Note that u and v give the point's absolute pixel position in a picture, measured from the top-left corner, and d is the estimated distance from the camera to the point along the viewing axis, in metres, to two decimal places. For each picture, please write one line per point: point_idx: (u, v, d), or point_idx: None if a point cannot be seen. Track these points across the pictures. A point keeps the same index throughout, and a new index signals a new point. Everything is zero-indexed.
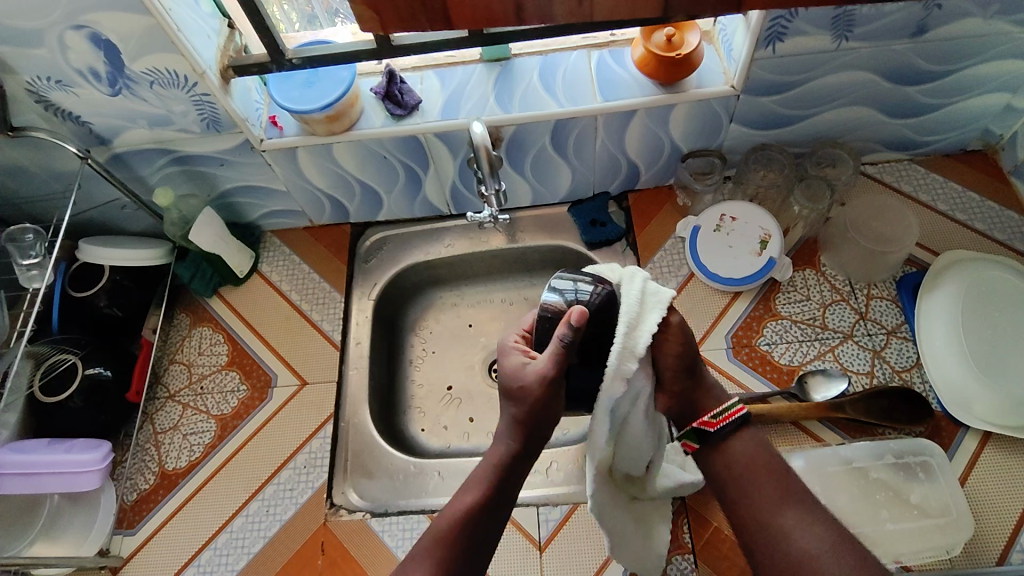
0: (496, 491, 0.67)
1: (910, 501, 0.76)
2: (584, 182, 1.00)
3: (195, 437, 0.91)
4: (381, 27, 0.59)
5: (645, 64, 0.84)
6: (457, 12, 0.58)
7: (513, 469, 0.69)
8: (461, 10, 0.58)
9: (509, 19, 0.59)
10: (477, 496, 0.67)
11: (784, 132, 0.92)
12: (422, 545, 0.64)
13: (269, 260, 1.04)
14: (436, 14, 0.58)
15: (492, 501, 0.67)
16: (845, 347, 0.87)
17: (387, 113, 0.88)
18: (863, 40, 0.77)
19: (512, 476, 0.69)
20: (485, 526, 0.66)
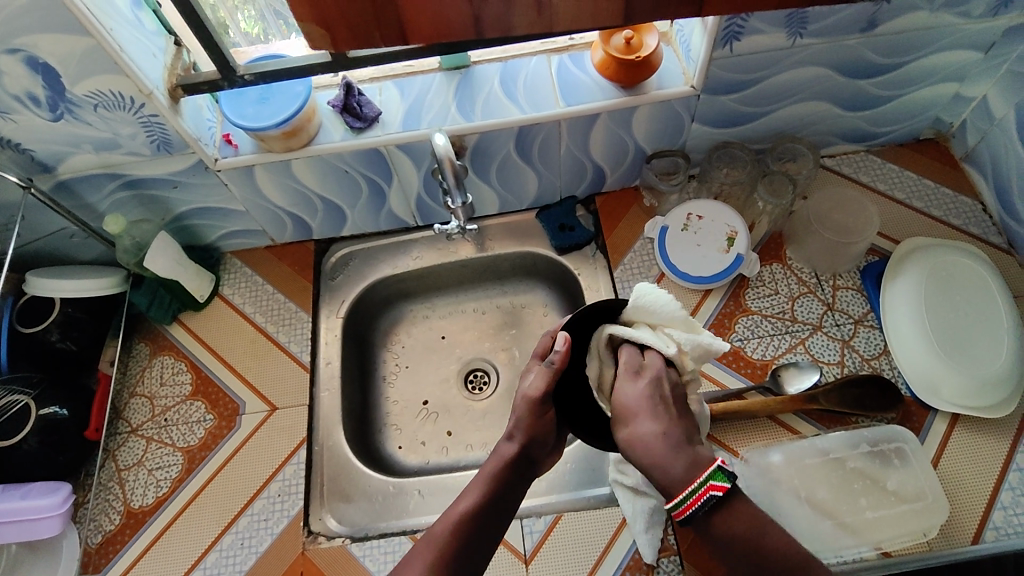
0: (499, 492, 0.66)
1: (887, 488, 0.77)
2: (550, 187, 0.99)
3: (161, 472, 0.87)
4: (332, 43, 0.56)
5: (605, 67, 0.84)
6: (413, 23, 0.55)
7: (516, 475, 0.67)
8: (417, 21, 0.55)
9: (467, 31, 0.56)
10: (481, 503, 0.64)
11: (744, 129, 0.93)
12: (420, 554, 0.60)
13: (230, 282, 1.01)
14: (389, 28, 0.55)
15: (495, 508, 0.65)
16: (815, 339, 0.88)
17: (346, 126, 0.86)
18: (818, 36, 0.78)
19: (512, 486, 0.67)
20: (483, 535, 0.63)
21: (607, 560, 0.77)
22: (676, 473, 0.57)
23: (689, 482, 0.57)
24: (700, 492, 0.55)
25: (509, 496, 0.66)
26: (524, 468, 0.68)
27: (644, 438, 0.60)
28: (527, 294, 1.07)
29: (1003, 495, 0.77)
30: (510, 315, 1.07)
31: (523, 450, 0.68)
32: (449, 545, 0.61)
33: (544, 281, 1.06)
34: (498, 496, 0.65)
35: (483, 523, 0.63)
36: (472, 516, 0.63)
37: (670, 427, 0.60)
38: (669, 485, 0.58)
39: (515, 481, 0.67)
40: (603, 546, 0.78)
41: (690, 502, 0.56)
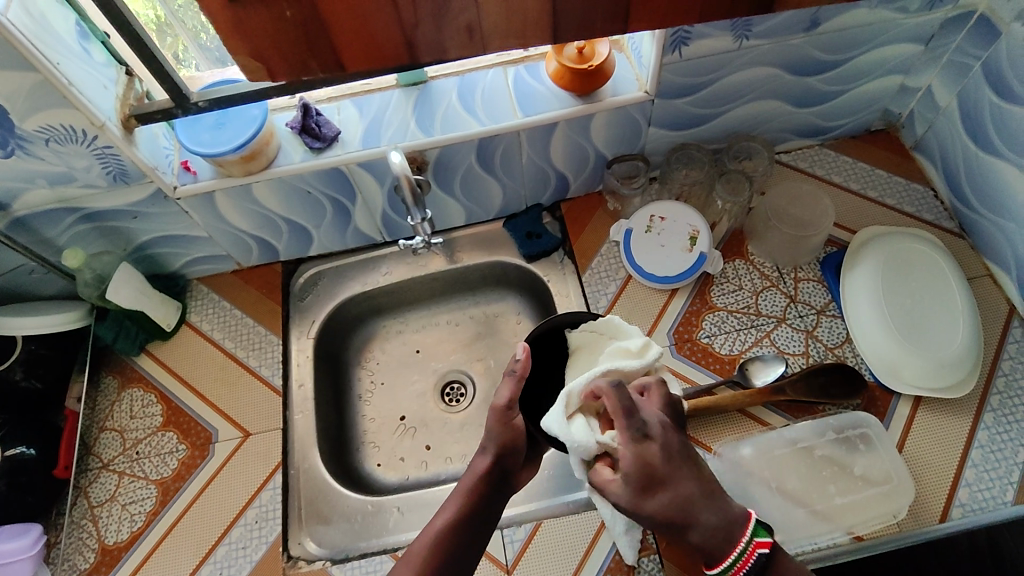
0: (476, 507, 0.67)
1: (855, 474, 0.80)
2: (515, 196, 1.00)
3: (135, 506, 0.86)
4: (270, 77, 0.55)
5: (560, 77, 0.85)
6: (348, 54, 0.54)
7: (492, 488, 0.69)
8: (353, 52, 0.54)
9: (402, 58, 0.55)
10: (459, 518, 0.66)
11: (700, 131, 0.95)
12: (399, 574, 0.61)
13: (198, 309, 1.00)
14: (327, 60, 0.54)
15: (475, 521, 0.66)
16: (780, 331, 0.90)
17: (305, 147, 0.85)
18: (763, 37, 0.80)
19: (489, 502, 0.68)
20: (464, 547, 0.64)
21: (589, 563, 0.78)
22: (724, 525, 0.60)
23: (735, 543, 0.60)
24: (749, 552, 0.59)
25: (486, 508, 0.68)
26: (499, 481, 0.70)
27: (679, 494, 0.61)
28: (499, 303, 1.08)
29: (966, 473, 0.80)
30: (483, 325, 1.07)
31: (497, 462, 0.70)
32: (428, 565, 0.62)
33: (514, 289, 1.07)
34: (477, 509, 0.67)
35: (462, 536, 0.65)
36: (451, 531, 0.65)
37: (698, 486, 0.61)
38: (708, 544, 0.60)
39: (492, 496, 0.69)
40: (584, 550, 0.79)
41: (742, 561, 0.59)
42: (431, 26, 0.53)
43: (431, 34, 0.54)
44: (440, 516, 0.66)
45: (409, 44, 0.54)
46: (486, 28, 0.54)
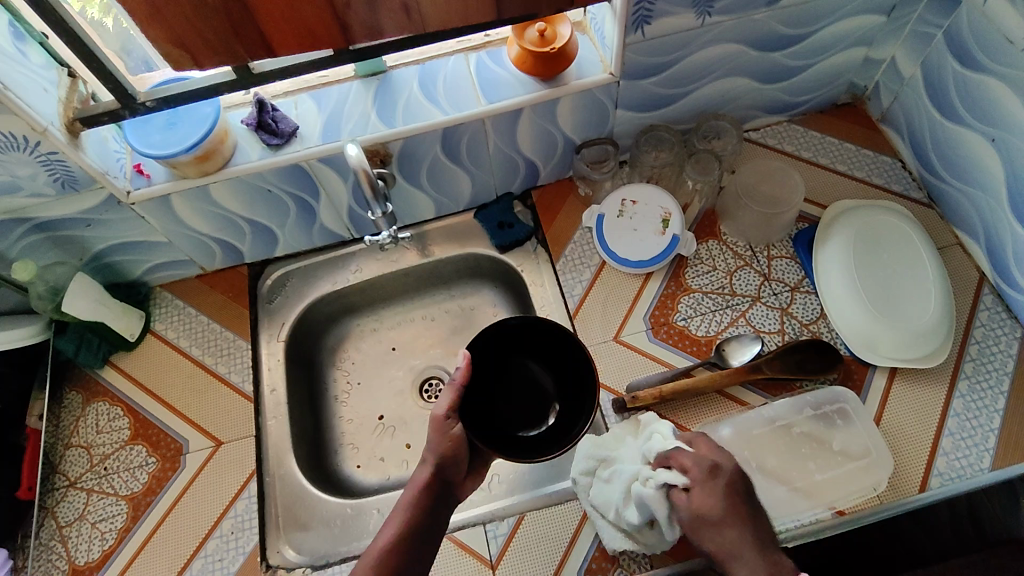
0: (416, 526, 0.64)
1: (833, 449, 0.80)
2: (484, 186, 0.98)
3: (105, 524, 0.83)
4: (197, 62, 0.58)
5: (522, 62, 0.82)
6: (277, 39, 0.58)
7: (433, 503, 0.65)
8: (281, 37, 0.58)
9: (335, 40, 0.59)
10: (399, 537, 0.63)
11: (668, 111, 0.94)
12: None
13: (162, 317, 0.97)
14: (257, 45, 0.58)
15: (416, 540, 0.63)
16: (755, 310, 0.89)
17: (263, 144, 0.82)
18: (725, 13, 0.79)
19: (430, 518, 0.65)
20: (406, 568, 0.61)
21: (573, 554, 0.77)
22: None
23: None
24: None
25: (429, 521, 0.65)
26: (440, 495, 0.66)
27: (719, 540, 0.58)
28: (474, 295, 1.06)
29: (943, 442, 0.80)
30: (459, 318, 1.06)
31: (438, 474, 0.66)
32: None
33: (489, 281, 1.05)
34: (421, 524, 0.64)
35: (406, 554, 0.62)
36: (394, 551, 0.62)
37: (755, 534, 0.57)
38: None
39: (434, 511, 0.65)
40: (568, 540, 0.78)
41: None
42: (361, 8, 0.56)
43: (364, 15, 0.57)
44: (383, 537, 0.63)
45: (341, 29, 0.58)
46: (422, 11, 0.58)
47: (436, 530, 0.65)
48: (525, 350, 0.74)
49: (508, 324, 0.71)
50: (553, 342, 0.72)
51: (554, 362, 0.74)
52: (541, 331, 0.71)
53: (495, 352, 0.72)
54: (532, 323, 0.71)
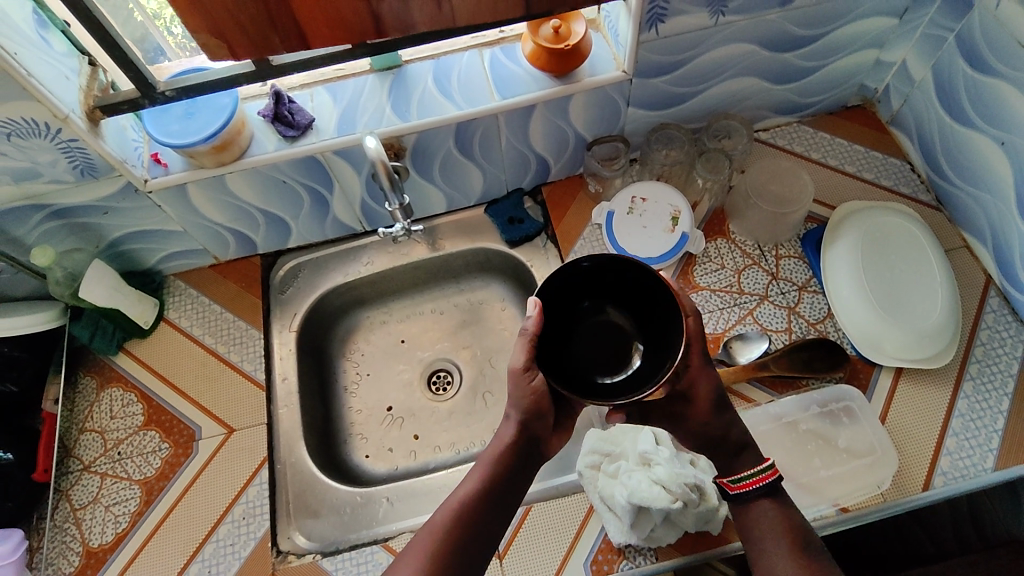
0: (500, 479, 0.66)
1: (839, 446, 0.81)
2: (495, 182, 0.99)
3: (119, 507, 0.84)
4: (231, 53, 0.59)
5: (537, 58, 0.83)
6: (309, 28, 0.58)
7: (518, 458, 0.67)
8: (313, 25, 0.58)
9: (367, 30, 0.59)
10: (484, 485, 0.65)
11: (679, 110, 0.95)
12: (421, 544, 0.61)
13: (175, 305, 0.98)
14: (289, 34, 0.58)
15: (499, 491, 0.65)
16: (762, 308, 0.90)
17: (279, 136, 0.83)
18: (739, 13, 0.80)
19: (514, 471, 0.67)
20: (487, 516, 0.64)
21: (580, 545, 0.78)
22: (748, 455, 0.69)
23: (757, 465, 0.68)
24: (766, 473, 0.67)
25: (512, 474, 0.67)
26: (525, 453, 0.67)
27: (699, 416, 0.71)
28: (483, 290, 1.07)
29: (946, 441, 0.81)
30: (468, 313, 1.07)
31: (524, 428, 0.67)
32: (450, 532, 0.62)
33: (498, 275, 1.06)
34: (505, 476, 0.66)
35: (487, 505, 0.64)
36: (477, 500, 0.64)
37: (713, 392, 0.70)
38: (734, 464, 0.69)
39: (517, 467, 0.67)
40: (574, 532, 0.79)
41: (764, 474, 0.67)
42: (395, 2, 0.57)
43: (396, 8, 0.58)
44: (467, 483, 0.66)
45: (375, 18, 0.58)
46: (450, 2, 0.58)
47: (517, 484, 0.67)
48: (597, 292, 0.69)
49: (577, 266, 0.66)
50: (624, 281, 0.66)
51: (629, 300, 0.68)
52: (610, 273, 0.66)
53: (565, 299, 0.68)
54: (598, 263, 0.65)
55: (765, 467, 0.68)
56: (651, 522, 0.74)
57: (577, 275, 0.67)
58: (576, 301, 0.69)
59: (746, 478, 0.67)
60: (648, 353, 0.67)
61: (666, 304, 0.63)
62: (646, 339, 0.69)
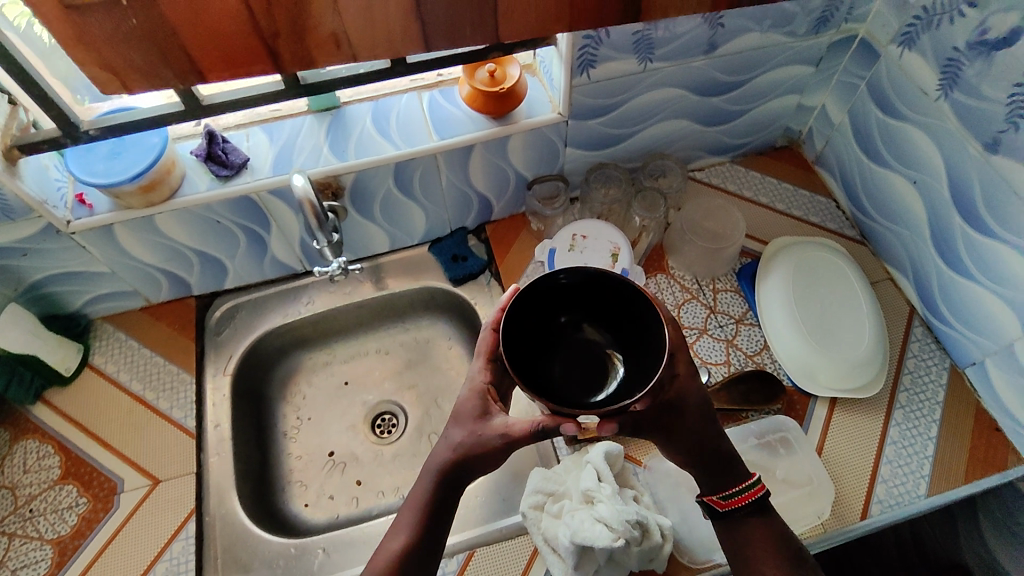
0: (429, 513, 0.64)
1: (778, 477, 0.81)
2: (438, 220, 0.99)
3: (28, 570, 0.78)
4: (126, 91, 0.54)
5: (474, 100, 0.85)
6: (208, 64, 0.53)
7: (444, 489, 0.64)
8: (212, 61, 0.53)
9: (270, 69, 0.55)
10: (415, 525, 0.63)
11: (616, 150, 0.98)
12: None
13: (101, 350, 0.93)
14: (183, 66, 0.52)
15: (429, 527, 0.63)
16: (702, 341, 0.92)
17: (212, 175, 0.82)
18: (666, 60, 0.83)
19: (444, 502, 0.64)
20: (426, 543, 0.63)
21: None
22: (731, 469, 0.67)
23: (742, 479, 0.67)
24: (755, 487, 0.66)
25: (452, 493, 0.65)
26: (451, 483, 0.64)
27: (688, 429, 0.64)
28: (429, 328, 1.06)
29: (883, 469, 0.83)
30: (413, 353, 1.05)
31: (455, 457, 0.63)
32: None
33: (444, 313, 1.05)
34: (442, 499, 0.64)
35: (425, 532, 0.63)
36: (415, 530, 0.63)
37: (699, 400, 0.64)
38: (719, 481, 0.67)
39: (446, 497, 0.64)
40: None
41: (752, 489, 0.66)
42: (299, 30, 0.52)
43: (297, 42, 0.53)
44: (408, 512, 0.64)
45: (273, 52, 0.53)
46: (352, 37, 0.54)
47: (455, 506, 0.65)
48: (575, 305, 0.57)
49: (553, 282, 0.55)
50: (605, 296, 0.55)
51: (610, 315, 0.56)
52: (587, 283, 0.55)
53: (538, 310, 0.55)
54: (576, 273, 0.54)
55: (755, 480, 0.66)
56: (595, 563, 0.73)
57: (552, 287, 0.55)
58: (549, 314, 0.56)
59: (737, 495, 0.65)
60: (631, 367, 0.54)
61: (645, 316, 0.52)
62: (630, 359, 0.55)
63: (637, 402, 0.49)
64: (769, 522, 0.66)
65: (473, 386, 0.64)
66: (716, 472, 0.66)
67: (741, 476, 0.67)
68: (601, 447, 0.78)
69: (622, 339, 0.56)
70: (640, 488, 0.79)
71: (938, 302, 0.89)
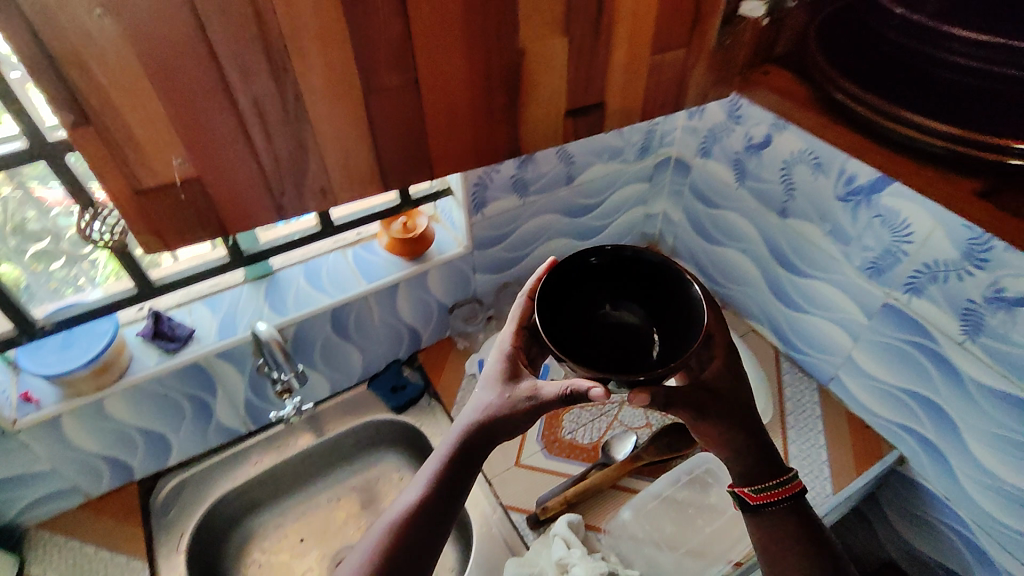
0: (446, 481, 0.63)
1: (713, 506, 0.92)
2: (373, 358, 1.10)
3: None
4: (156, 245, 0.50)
5: (393, 247, 1.00)
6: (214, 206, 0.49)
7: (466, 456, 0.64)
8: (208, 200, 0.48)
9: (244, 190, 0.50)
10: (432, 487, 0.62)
11: (515, 271, 1.16)
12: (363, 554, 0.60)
13: (38, 559, 0.89)
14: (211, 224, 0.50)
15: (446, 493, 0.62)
16: (624, 411, 1.05)
17: (160, 351, 0.88)
18: (539, 193, 1.05)
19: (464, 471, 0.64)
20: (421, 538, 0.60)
21: None
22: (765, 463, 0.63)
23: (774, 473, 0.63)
24: (789, 481, 0.63)
25: (471, 464, 0.64)
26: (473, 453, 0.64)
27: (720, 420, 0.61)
28: (378, 464, 1.11)
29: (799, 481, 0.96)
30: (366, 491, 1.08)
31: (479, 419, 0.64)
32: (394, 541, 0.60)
33: (390, 446, 1.12)
34: (445, 488, 0.63)
35: (421, 524, 0.61)
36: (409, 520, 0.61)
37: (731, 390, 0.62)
38: (752, 475, 0.63)
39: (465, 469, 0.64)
40: None
41: (785, 482, 0.63)
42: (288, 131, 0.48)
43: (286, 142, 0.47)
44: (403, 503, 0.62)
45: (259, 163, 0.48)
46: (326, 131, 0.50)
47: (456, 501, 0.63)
48: (605, 285, 0.58)
49: (583, 263, 0.56)
50: (639, 273, 0.56)
51: (643, 293, 0.57)
52: (617, 264, 0.57)
53: (568, 292, 0.57)
54: (610, 253, 0.56)
55: (790, 475, 0.64)
56: None
57: (588, 267, 0.57)
58: (587, 297, 0.58)
59: (768, 497, 0.62)
60: (669, 342, 0.55)
61: (682, 291, 0.54)
62: (669, 332, 0.56)
63: (674, 373, 0.49)
64: (803, 515, 0.63)
65: (503, 352, 0.66)
66: (750, 464, 0.63)
67: (772, 471, 0.63)
68: (562, 520, 0.87)
69: (660, 312, 0.57)
70: (604, 549, 0.87)
71: (792, 337, 1.09)
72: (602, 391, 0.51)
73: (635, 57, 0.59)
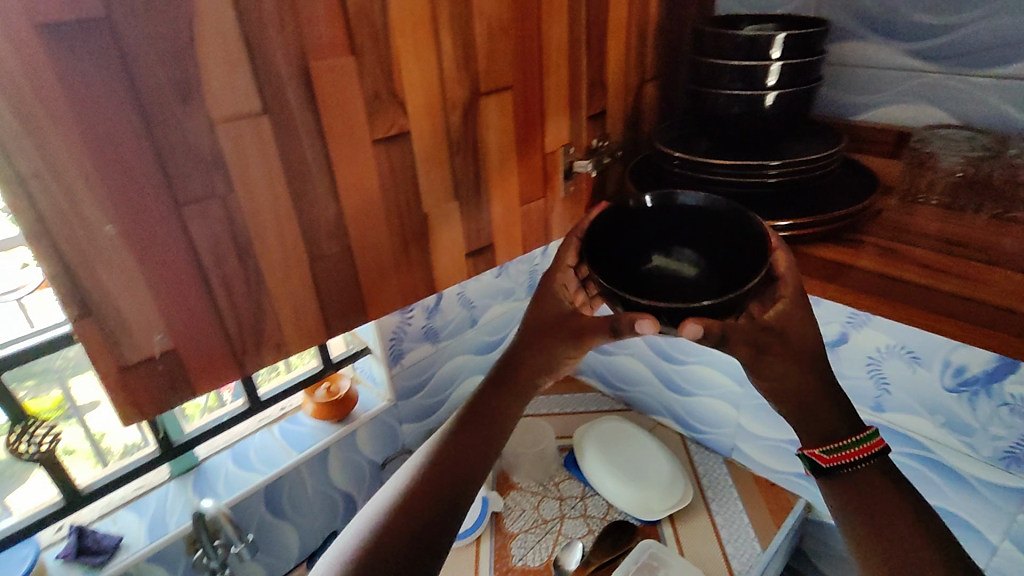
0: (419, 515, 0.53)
1: None
2: (310, 533, 1.07)
3: None
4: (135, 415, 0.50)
5: (320, 413, 1.05)
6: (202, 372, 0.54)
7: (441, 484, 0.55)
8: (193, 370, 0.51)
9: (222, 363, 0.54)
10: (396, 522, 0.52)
11: (439, 415, 1.23)
12: None
13: None
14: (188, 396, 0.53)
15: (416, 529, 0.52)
16: (566, 524, 1.10)
17: (85, 567, 0.84)
18: (449, 338, 1.15)
19: (437, 501, 0.54)
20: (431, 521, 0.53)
21: None
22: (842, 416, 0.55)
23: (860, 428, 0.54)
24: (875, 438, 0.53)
25: (445, 494, 0.55)
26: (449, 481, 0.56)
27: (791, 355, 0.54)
28: None
29: (728, 549, 1.03)
30: None
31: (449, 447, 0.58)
32: None
33: None
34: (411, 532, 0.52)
35: (432, 505, 0.54)
36: (420, 501, 0.54)
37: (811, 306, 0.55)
38: (830, 430, 0.54)
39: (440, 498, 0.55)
40: None
41: (868, 442, 0.53)
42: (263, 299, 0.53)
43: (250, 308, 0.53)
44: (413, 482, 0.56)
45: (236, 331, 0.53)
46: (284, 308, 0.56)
47: (471, 482, 0.57)
48: (665, 230, 0.65)
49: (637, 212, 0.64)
50: (695, 225, 0.64)
51: (707, 239, 0.64)
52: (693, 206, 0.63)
53: (621, 234, 0.64)
54: (665, 201, 0.64)
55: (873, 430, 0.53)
56: None
57: (646, 220, 0.65)
58: (640, 244, 0.65)
59: (841, 460, 0.53)
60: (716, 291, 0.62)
61: (750, 231, 0.59)
62: (715, 282, 0.63)
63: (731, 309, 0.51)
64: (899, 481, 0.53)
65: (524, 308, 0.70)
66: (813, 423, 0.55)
67: (850, 426, 0.54)
68: None
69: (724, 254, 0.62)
70: None
71: (691, 420, 1.23)
72: (649, 320, 0.51)
73: (511, 214, 0.70)
